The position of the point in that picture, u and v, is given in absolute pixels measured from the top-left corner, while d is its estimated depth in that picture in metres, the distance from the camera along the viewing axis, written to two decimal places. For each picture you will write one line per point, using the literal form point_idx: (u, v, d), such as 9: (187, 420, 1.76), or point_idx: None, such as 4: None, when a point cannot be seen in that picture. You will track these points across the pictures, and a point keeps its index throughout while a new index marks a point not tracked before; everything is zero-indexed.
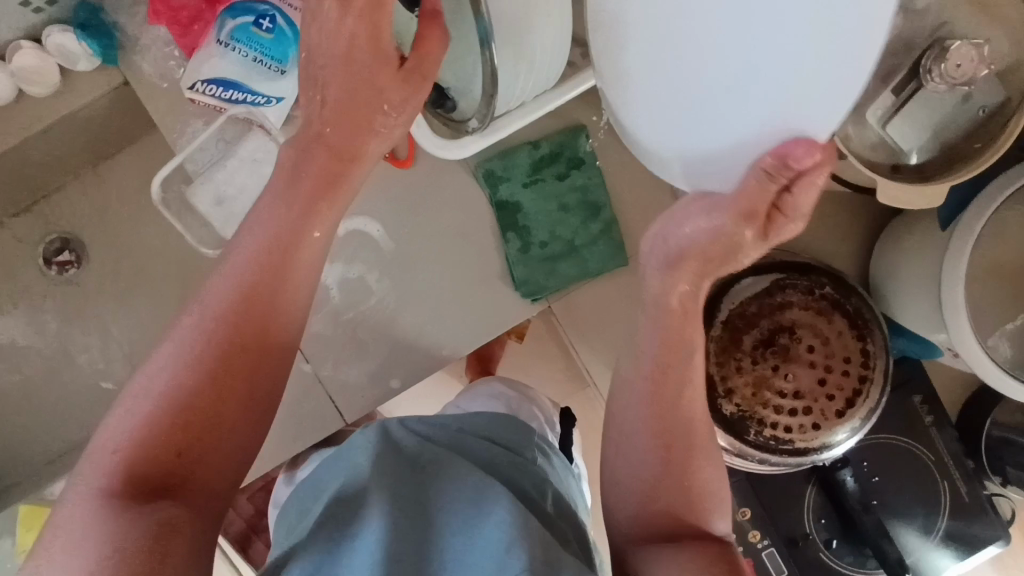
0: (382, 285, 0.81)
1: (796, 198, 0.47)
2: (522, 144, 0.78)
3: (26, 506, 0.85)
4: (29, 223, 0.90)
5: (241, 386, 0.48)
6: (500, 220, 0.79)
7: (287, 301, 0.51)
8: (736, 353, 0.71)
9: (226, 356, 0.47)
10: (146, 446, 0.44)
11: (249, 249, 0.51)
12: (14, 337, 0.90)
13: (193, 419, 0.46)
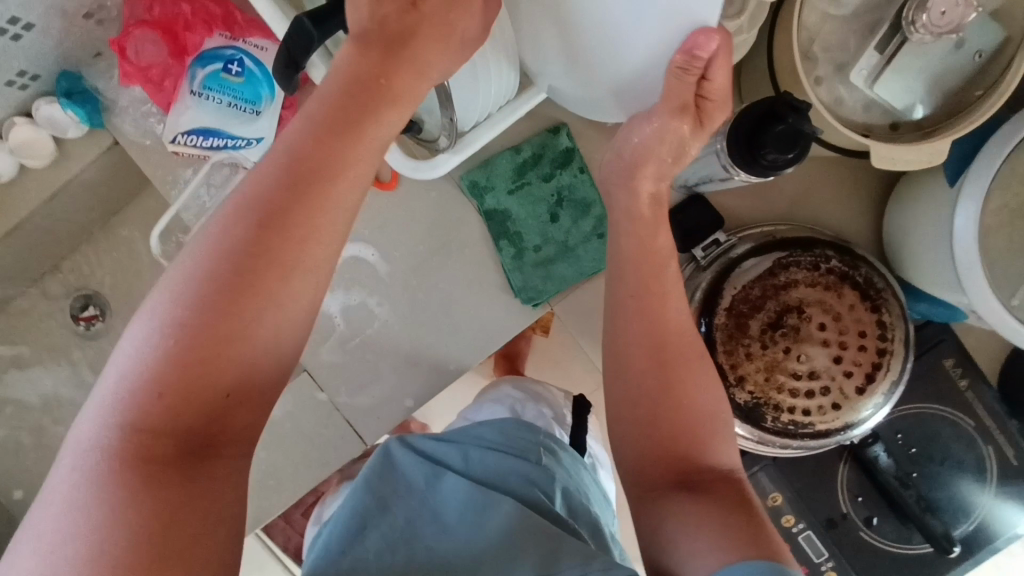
0: (383, 307, 0.81)
1: (713, 82, 0.53)
2: (504, 150, 0.77)
3: None
4: (50, 287, 0.94)
5: (262, 339, 0.41)
6: (491, 229, 0.79)
7: (330, 226, 0.43)
8: (743, 339, 0.68)
9: (245, 303, 0.40)
10: (165, 403, 0.38)
11: (284, 155, 0.42)
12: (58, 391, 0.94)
13: (205, 380, 0.39)
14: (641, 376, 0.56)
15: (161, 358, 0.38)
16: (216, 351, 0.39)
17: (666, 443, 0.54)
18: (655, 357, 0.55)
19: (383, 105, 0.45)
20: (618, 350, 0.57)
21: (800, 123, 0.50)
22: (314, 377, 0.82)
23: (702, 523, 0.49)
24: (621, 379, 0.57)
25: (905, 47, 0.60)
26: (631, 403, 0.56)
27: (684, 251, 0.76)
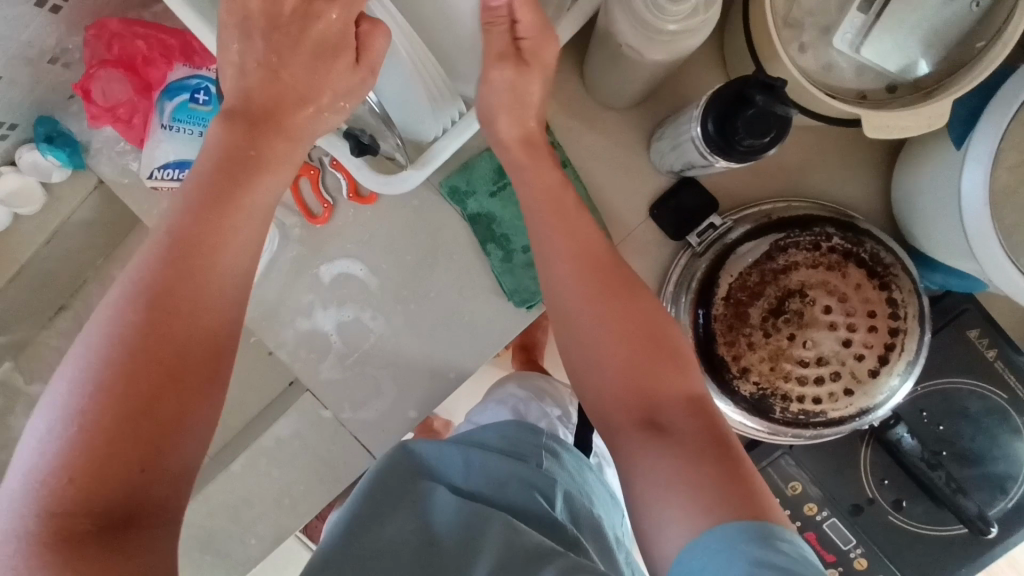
0: (377, 321, 0.80)
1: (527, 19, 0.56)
2: (481, 152, 0.75)
3: None
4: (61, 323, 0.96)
5: (158, 406, 0.40)
6: (478, 234, 0.77)
7: (213, 306, 0.44)
8: (745, 329, 0.64)
9: (132, 373, 0.39)
10: (76, 484, 0.37)
11: (153, 250, 0.43)
12: None
13: (114, 453, 0.38)
14: (604, 356, 0.52)
15: (53, 455, 0.37)
16: (111, 426, 0.38)
17: (634, 405, 0.51)
18: (616, 333, 0.53)
19: (257, 170, 0.49)
20: (575, 332, 0.54)
21: (767, 104, 0.46)
22: (316, 396, 0.82)
23: (675, 473, 0.45)
24: (589, 365, 0.53)
25: (891, 4, 0.55)
26: (603, 389, 0.52)
27: (680, 239, 0.74)
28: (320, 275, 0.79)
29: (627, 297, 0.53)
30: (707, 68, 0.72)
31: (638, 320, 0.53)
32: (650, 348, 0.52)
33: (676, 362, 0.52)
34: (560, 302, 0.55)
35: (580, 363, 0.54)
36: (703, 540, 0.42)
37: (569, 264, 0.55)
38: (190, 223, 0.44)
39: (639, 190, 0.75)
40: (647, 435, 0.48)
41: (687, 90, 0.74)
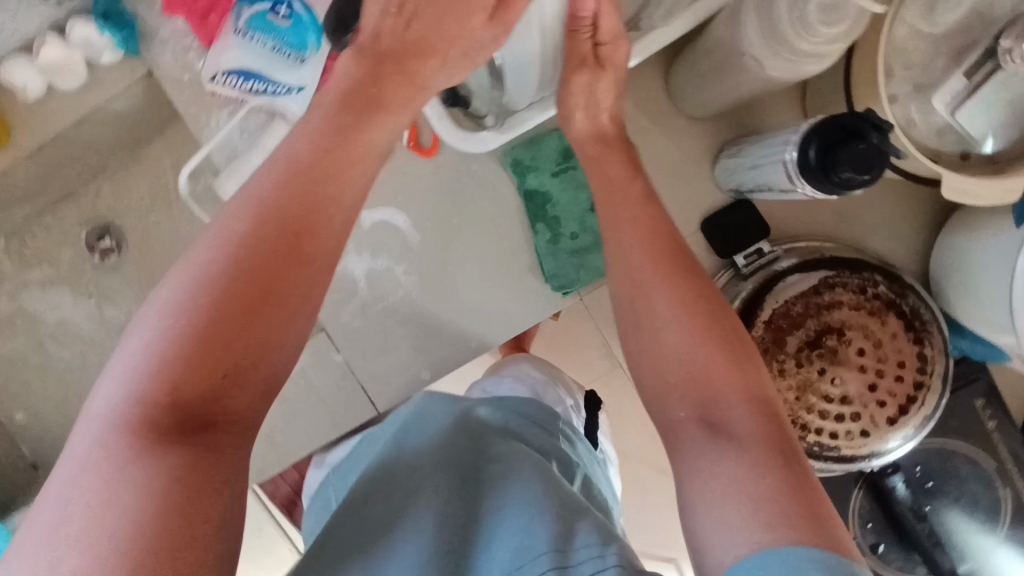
0: (410, 276, 0.79)
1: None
2: (551, 131, 0.75)
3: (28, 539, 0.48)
4: (64, 212, 0.93)
5: (256, 321, 0.39)
6: (529, 210, 0.77)
7: (325, 227, 0.44)
8: (780, 354, 0.66)
9: (245, 275, 0.40)
10: (173, 373, 0.37)
11: (273, 166, 0.44)
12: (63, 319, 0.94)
13: (215, 348, 0.38)
14: (672, 348, 0.50)
15: (158, 345, 0.37)
16: (220, 323, 0.38)
17: (693, 400, 0.48)
18: (690, 328, 0.50)
19: (377, 114, 0.50)
20: (643, 320, 0.52)
21: (881, 147, 0.48)
22: (332, 340, 0.80)
23: (737, 479, 0.42)
24: (651, 357, 0.51)
25: (996, 75, 0.57)
26: (661, 382, 0.50)
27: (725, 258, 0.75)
28: (361, 222, 0.78)
29: (705, 292, 0.52)
30: (786, 99, 0.74)
31: (708, 306, 0.50)
32: (720, 342, 0.49)
33: (745, 363, 0.49)
34: (632, 290, 0.53)
35: (642, 352, 0.52)
36: (771, 556, 0.37)
37: (648, 253, 0.54)
38: (313, 152, 0.45)
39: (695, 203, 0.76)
40: (708, 434, 0.45)
41: (762, 115, 0.75)
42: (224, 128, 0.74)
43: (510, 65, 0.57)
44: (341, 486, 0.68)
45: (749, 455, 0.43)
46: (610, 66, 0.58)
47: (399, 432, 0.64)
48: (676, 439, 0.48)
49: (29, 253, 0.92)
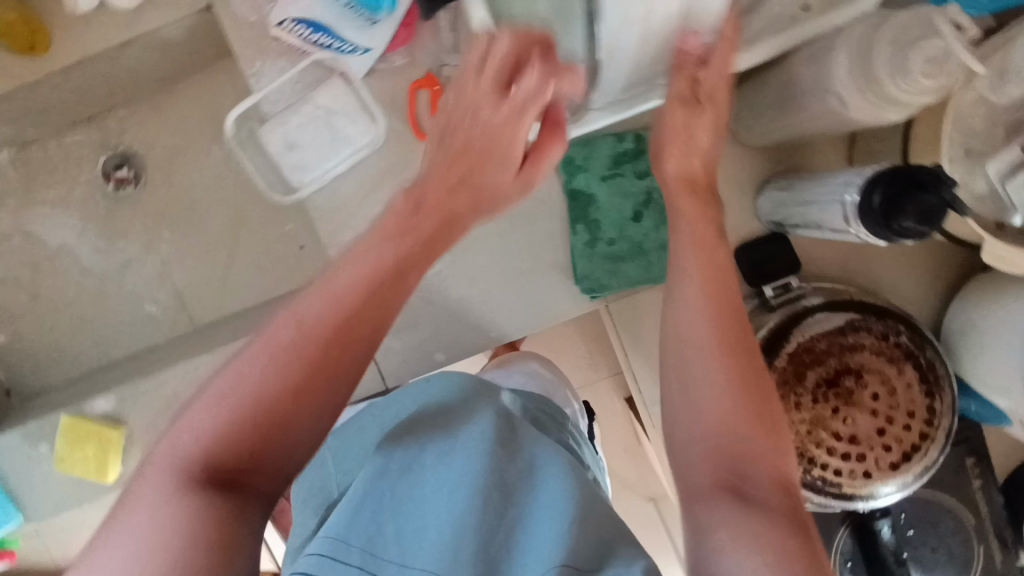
0: (441, 257, 0.79)
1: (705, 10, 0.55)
2: (606, 135, 0.75)
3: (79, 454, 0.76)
4: (88, 135, 0.92)
5: (306, 401, 0.43)
6: (572, 210, 0.77)
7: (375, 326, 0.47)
8: (798, 390, 0.68)
9: (311, 360, 0.44)
10: (221, 436, 0.41)
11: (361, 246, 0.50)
12: (72, 241, 0.93)
13: (268, 412, 0.42)
14: (701, 404, 0.51)
15: (222, 412, 0.42)
16: (280, 390, 0.43)
17: (720, 463, 0.48)
18: (725, 387, 0.51)
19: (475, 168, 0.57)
20: (681, 366, 0.53)
21: (951, 201, 0.49)
22: None
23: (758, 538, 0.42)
24: (680, 403, 0.52)
25: None
26: (686, 432, 0.51)
27: (754, 288, 0.77)
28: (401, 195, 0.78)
29: (746, 351, 0.52)
30: (832, 142, 0.76)
31: (745, 368, 0.52)
32: (751, 407, 0.50)
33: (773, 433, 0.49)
34: (677, 327, 0.55)
35: (673, 398, 0.53)
36: None
37: (701, 307, 0.55)
38: (401, 248, 0.51)
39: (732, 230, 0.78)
40: (726, 492, 0.46)
41: (808, 155, 0.77)
42: (280, 78, 0.74)
43: (587, 63, 0.57)
44: (344, 461, 0.68)
45: (770, 519, 0.43)
46: (683, 78, 0.58)
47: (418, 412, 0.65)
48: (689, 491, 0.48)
49: (59, 174, 0.92)
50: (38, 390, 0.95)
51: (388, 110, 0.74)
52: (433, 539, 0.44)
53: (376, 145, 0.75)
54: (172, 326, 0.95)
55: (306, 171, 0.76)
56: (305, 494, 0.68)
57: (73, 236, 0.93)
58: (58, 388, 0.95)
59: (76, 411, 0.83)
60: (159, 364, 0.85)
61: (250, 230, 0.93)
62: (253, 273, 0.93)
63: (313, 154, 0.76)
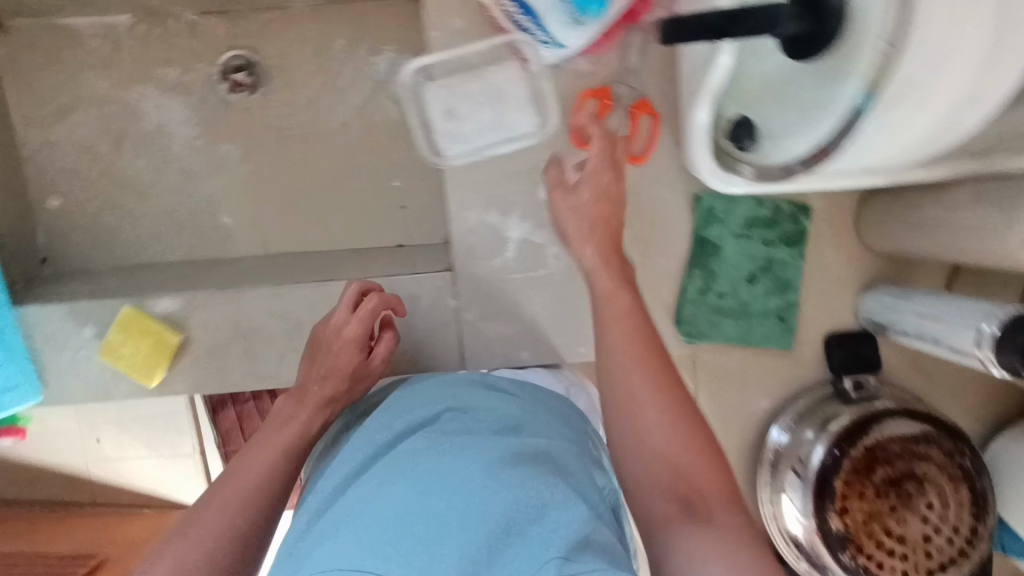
0: (557, 261, 0.80)
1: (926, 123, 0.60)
2: (750, 195, 0.78)
3: (126, 327, 0.76)
4: (215, 26, 0.87)
5: None
6: (695, 255, 0.79)
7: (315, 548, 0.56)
8: (865, 480, 0.73)
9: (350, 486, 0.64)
10: None
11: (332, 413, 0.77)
12: (168, 127, 0.88)
13: None
14: (661, 435, 0.55)
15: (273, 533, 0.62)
16: None
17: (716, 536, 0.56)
18: (667, 416, 0.55)
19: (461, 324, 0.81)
20: (617, 386, 0.57)
21: None
22: (455, 286, 0.81)
23: None
24: (629, 433, 0.56)
25: None
26: (638, 460, 0.55)
27: (833, 375, 0.82)
28: (540, 191, 0.78)
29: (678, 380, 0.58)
30: (940, 266, 0.81)
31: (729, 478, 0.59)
32: (685, 422, 0.56)
33: (713, 448, 0.55)
34: (623, 351, 0.59)
35: (625, 433, 0.56)
36: None
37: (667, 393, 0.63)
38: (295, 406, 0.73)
39: (826, 316, 0.83)
40: (684, 515, 0.52)
41: (914, 270, 0.82)
42: (473, 46, 0.74)
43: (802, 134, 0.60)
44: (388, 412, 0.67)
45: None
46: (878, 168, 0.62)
47: (408, 401, 0.67)
48: (653, 514, 0.53)
49: (173, 56, 0.86)
50: (81, 267, 0.89)
51: (558, 112, 0.76)
52: (453, 521, 0.48)
53: (537, 140, 0.77)
54: (245, 244, 0.90)
55: (462, 142, 0.78)
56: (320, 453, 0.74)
57: (170, 122, 0.88)
58: (103, 271, 0.89)
59: (137, 304, 0.77)
60: (234, 281, 0.80)
61: (354, 173, 0.91)
62: (346, 217, 0.91)
63: (475, 131, 0.78)
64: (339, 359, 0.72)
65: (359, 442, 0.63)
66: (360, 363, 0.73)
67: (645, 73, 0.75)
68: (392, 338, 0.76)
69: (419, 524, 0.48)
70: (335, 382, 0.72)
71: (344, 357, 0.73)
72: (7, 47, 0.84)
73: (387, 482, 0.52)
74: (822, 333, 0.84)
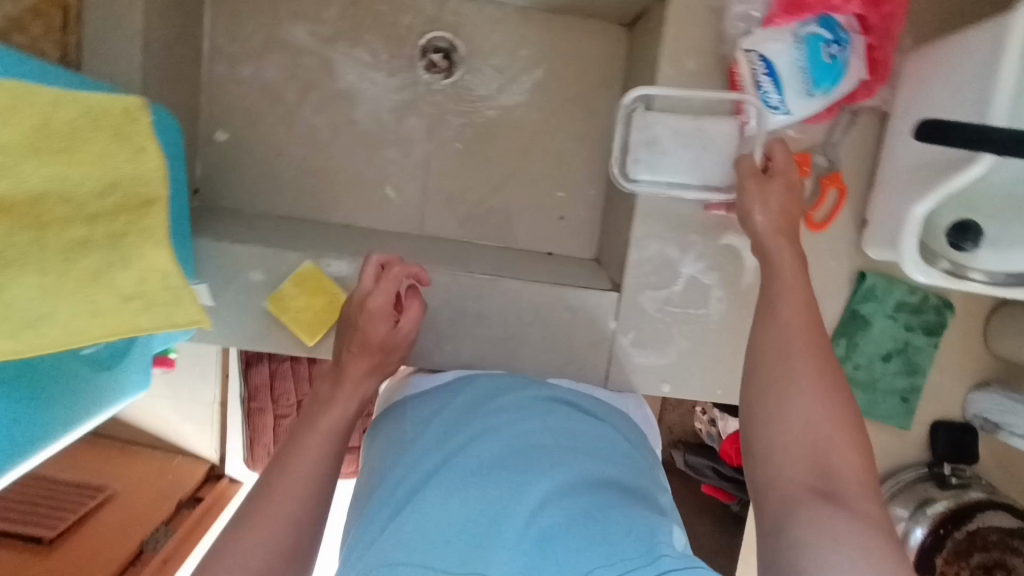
0: (719, 305, 0.83)
1: None
2: (904, 282, 0.84)
3: (308, 280, 0.76)
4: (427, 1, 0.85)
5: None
6: (843, 325, 0.86)
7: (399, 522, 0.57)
8: (964, 562, 0.80)
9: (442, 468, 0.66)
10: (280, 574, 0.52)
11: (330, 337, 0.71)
12: (352, 87, 0.85)
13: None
14: (807, 412, 0.52)
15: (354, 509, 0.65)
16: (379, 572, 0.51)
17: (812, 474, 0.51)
18: (820, 399, 0.53)
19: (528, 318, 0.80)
20: (774, 376, 0.55)
21: None
22: (616, 307, 0.83)
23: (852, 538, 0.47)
24: (773, 416, 0.53)
25: None
26: (777, 445, 0.53)
27: (932, 458, 0.90)
28: (721, 237, 0.82)
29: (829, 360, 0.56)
30: None
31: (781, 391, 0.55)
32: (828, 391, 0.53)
33: (854, 425, 0.52)
34: (777, 340, 0.57)
35: (764, 413, 0.54)
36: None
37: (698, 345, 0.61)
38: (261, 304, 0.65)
39: (934, 404, 0.90)
40: (816, 496, 0.49)
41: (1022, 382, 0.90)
42: (698, 94, 0.74)
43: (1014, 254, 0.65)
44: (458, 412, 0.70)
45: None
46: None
47: (474, 404, 0.71)
48: (777, 492, 0.51)
49: (377, 19, 0.84)
50: (228, 207, 0.85)
51: None
52: (503, 536, 0.52)
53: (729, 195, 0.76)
54: (400, 220, 0.89)
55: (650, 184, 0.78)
56: (384, 423, 0.74)
57: (355, 83, 0.85)
58: (248, 216, 0.84)
59: (315, 262, 0.76)
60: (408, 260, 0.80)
61: (521, 175, 0.91)
62: (505, 216, 0.91)
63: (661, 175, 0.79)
64: (369, 332, 0.69)
65: (427, 437, 0.67)
66: (372, 327, 0.70)
67: (842, 149, 0.80)
68: (417, 311, 0.73)
69: (471, 537, 0.53)
70: (365, 358, 0.70)
71: (373, 328, 0.70)
72: None
73: (452, 493, 0.57)
74: (927, 418, 0.91)
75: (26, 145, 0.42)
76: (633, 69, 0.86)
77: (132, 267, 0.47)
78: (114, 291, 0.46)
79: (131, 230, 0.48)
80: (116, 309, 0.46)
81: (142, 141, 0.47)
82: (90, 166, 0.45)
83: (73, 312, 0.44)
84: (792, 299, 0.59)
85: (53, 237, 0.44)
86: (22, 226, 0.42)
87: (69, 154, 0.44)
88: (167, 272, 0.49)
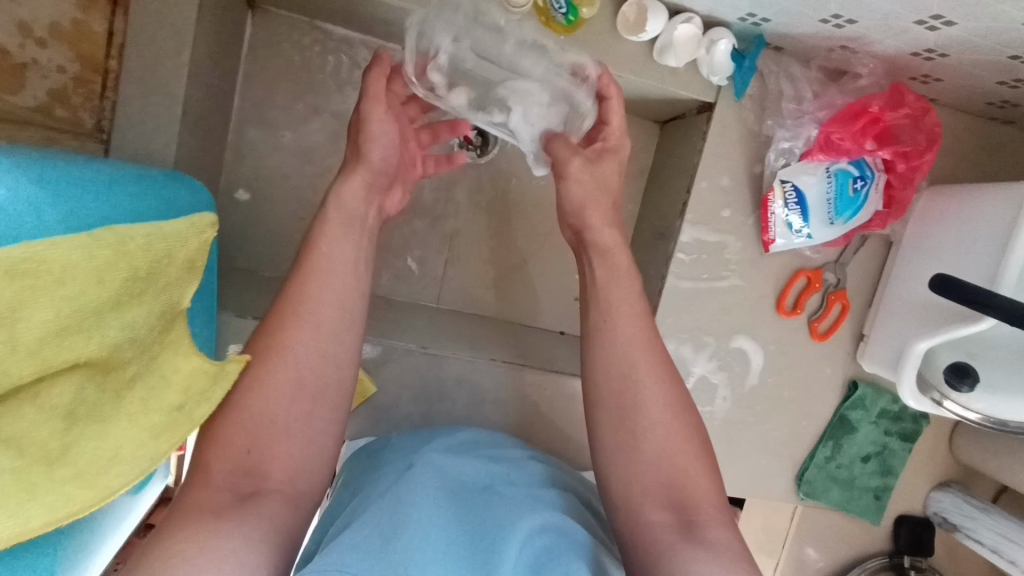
0: (722, 403, 0.87)
1: None
2: (889, 392, 0.90)
3: None
4: None
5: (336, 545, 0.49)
6: (831, 428, 0.90)
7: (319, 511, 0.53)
8: None
9: None
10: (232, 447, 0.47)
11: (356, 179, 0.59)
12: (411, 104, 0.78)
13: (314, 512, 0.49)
14: (663, 443, 0.55)
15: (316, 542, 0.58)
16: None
17: (667, 503, 0.53)
18: (703, 464, 0.55)
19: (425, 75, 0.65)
20: (625, 401, 0.57)
21: None
22: None
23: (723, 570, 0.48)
24: (637, 454, 0.55)
25: None
26: (635, 473, 0.55)
27: (895, 549, 0.97)
28: (731, 341, 0.85)
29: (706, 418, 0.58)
30: (988, 484, 0.98)
31: (648, 406, 0.56)
32: (688, 429, 0.56)
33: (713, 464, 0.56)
34: (620, 353, 0.58)
35: (624, 453, 0.56)
36: None
37: (617, 353, 0.59)
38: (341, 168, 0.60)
39: (900, 501, 0.97)
40: (674, 532, 0.51)
41: (973, 484, 0.98)
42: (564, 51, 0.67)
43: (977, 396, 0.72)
44: (433, 447, 0.66)
45: None
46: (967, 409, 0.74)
47: (457, 448, 0.67)
48: (646, 533, 0.53)
49: None
50: (244, 269, 0.81)
51: (773, 280, 0.84)
52: None
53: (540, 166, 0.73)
54: (417, 290, 0.89)
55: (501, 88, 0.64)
56: (359, 462, 0.71)
57: None
58: (266, 279, 0.82)
59: None
60: (430, 341, 0.80)
61: (541, 254, 0.92)
62: (520, 292, 0.92)
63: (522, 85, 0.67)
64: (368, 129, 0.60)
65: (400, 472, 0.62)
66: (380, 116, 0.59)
67: (848, 270, 0.85)
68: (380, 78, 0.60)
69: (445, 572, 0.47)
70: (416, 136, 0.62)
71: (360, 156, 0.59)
72: (253, 26, 0.78)
73: (432, 522, 0.51)
74: (891, 513, 0.98)
75: (111, 298, 0.37)
76: (662, 167, 0.89)
77: (172, 383, 0.43)
78: (163, 406, 0.42)
79: (166, 344, 0.43)
80: (169, 424, 0.42)
81: (195, 260, 0.44)
82: (155, 299, 0.41)
83: (134, 443, 0.41)
84: (625, 290, 0.61)
85: (113, 376, 0.40)
86: (90, 378, 0.39)
87: (141, 294, 0.39)
88: (214, 370, 0.45)
